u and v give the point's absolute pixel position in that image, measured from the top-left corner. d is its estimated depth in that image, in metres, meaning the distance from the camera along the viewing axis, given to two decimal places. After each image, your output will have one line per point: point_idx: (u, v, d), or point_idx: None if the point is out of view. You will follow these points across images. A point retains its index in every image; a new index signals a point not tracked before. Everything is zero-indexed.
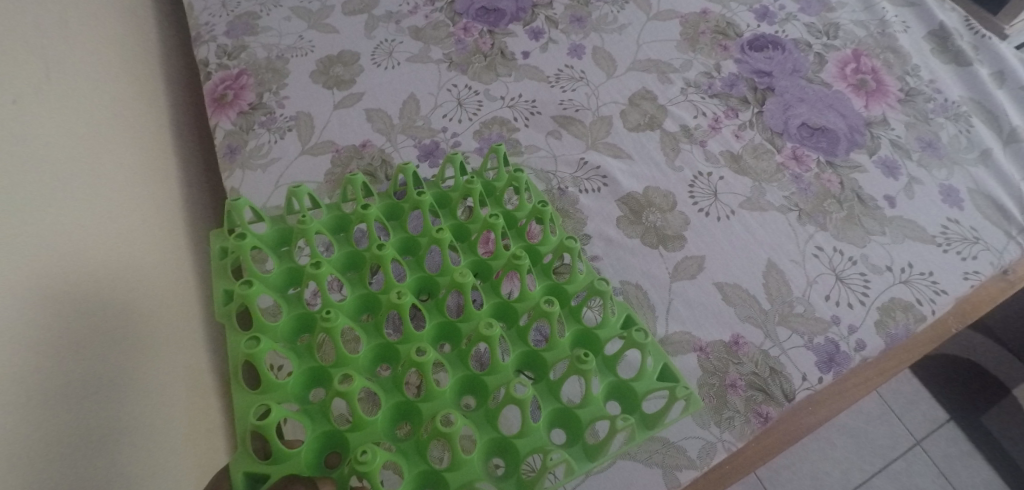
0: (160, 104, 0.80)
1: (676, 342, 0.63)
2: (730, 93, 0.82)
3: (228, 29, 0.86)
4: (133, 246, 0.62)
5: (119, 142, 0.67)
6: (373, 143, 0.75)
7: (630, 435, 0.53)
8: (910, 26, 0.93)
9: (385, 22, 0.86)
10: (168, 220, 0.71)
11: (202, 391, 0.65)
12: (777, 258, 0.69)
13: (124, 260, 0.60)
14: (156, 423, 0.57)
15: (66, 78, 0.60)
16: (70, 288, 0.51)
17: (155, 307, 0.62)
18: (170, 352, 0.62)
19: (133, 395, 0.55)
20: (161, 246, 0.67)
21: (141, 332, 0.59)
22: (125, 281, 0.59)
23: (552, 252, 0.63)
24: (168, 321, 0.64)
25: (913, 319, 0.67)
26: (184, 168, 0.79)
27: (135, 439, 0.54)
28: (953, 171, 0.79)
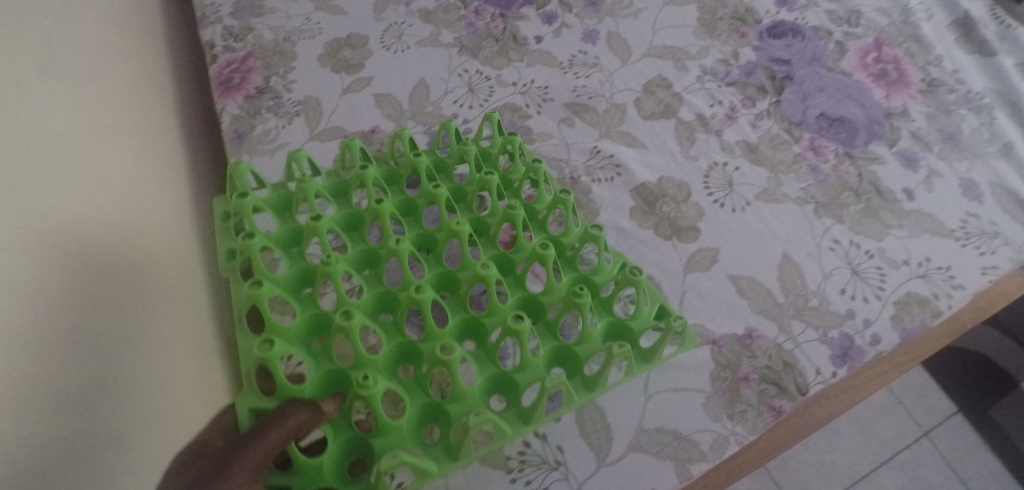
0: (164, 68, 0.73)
1: (688, 333, 0.61)
2: (747, 81, 0.81)
3: (234, 10, 0.84)
4: (146, 217, 0.56)
5: (128, 102, 0.60)
6: (382, 129, 0.74)
7: (630, 369, 0.55)
8: (934, 15, 0.90)
9: (395, 4, 0.85)
10: (178, 194, 0.65)
11: (202, 357, 0.58)
12: (792, 251, 0.67)
13: (137, 227, 0.54)
14: (164, 373, 0.51)
15: (75, 19, 0.54)
16: (89, 251, 0.46)
17: (169, 277, 0.56)
18: (179, 305, 0.57)
19: (143, 334, 0.50)
20: (167, 194, 0.63)
21: (155, 307, 0.53)
22: (140, 230, 0.55)
23: (547, 209, 0.63)
24: (175, 271, 0.59)
25: (930, 314, 0.65)
26: (190, 141, 0.73)
27: (143, 384, 0.48)
28: (975, 164, 0.77)
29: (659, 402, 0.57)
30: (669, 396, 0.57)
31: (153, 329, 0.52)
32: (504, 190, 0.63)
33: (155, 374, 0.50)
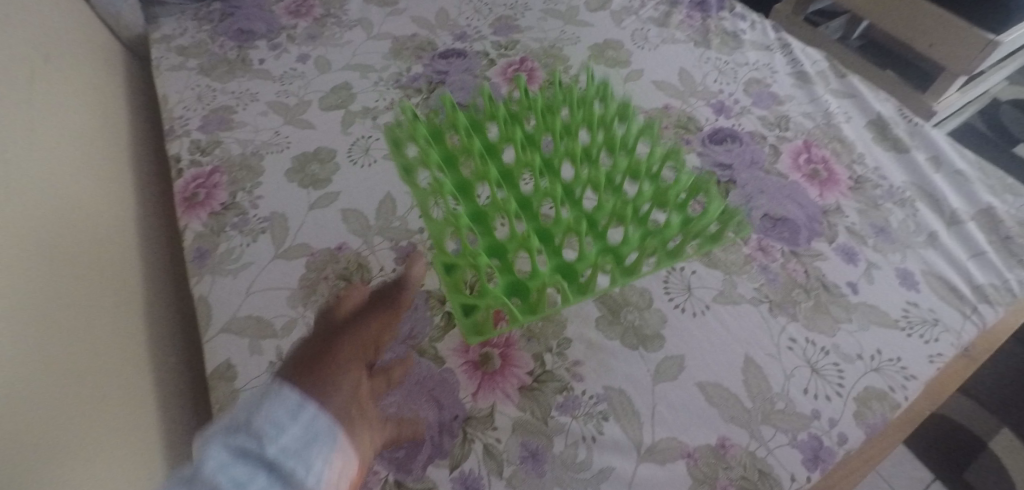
0: (125, 186, 0.81)
1: (664, 449, 0.63)
2: (695, 187, 0.83)
3: (203, 123, 0.86)
4: (91, 323, 0.63)
5: (83, 217, 0.69)
6: (349, 246, 0.74)
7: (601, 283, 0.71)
8: (851, 116, 0.92)
9: (362, 117, 0.87)
10: (127, 301, 0.71)
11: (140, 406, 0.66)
12: (753, 353, 0.70)
13: (80, 332, 0.61)
14: (104, 420, 0.59)
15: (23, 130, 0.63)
16: (23, 339, 0.52)
17: (108, 339, 0.65)
18: (122, 358, 0.66)
19: (86, 386, 0.59)
20: (115, 266, 0.72)
21: (91, 398, 0.59)
22: (87, 298, 0.64)
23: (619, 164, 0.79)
24: (120, 328, 0.68)
25: (889, 408, 0.68)
26: (147, 254, 0.80)
27: (83, 428, 0.57)
28: (907, 254, 0.79)
29: None
30: None
31: (84, 417, 0.57)
32: (600, 169, 0.77)
33: (89, 463, 0.56)
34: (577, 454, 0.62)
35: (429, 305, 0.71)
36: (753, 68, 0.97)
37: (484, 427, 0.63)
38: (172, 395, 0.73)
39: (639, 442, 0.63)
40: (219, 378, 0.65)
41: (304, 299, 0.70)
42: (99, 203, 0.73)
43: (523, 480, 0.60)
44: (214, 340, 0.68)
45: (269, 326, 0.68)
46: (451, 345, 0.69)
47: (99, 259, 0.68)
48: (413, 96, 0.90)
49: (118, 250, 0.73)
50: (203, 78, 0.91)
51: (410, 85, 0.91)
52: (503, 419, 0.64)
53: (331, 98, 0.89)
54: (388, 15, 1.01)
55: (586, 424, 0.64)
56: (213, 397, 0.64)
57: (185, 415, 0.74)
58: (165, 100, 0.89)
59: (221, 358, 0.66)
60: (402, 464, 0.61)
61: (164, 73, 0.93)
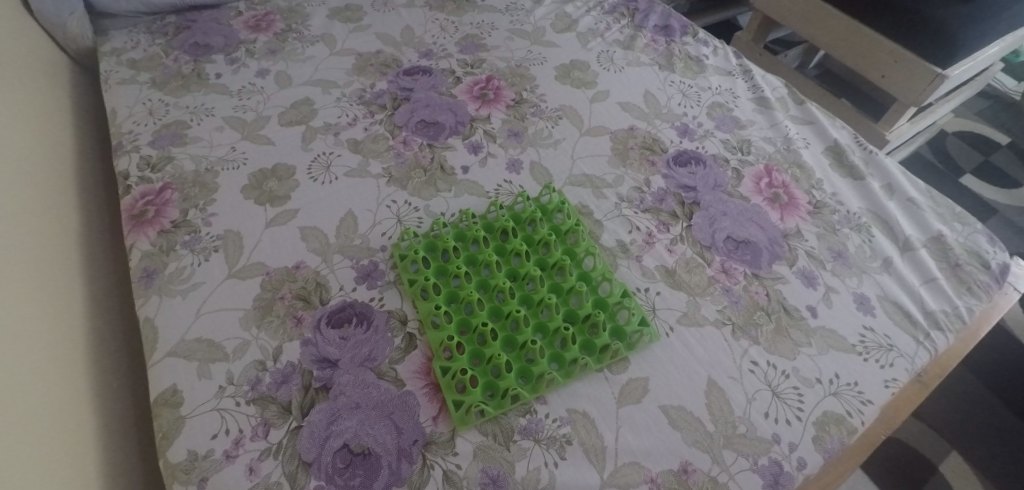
0: (68, 212, 0.77)
1: (627, 474, 0.62)
2: (660, 207, 0.83)
3: (154, 139, 0.83)
4: (17, 362, 0.58)
5: (13, 245, 0.64)
6: (307, 265, 0.72)
7: (570, 374, 0.67)
8: (810, 143, 0.94)
9: (324, 133, 0.85)
10: (61, 338, 0.66)
11: (77, 439, 0.62)
12: (716, 376, 0.70)
13: (12, 357, 0.58)
14: (36, 454, 0.56)
15: None
16: None
17: (45, 367, 0.61)
18: (59, 393, 0.62)
19: (19, 418, 0.55)
20: (59, 295, 0.68)
21: (15, 445, 0.54)
22: (24, 325, 0.61)
23: (588, 256, 0.76)
24: (60, 362, 0.64)
25: (846, 432, 0.69)
26: (88, 284, 0.75)
27: (18, 462, 0.53)
28: (864, 279, 0.80)
29: None
30: None
31: (9, 463, 0.52)
32: (577, 244, 0.76)
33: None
34: (540, 479, 0.61)
35: (390, 326, 0.68)
36: (715, 92, 0.98)
37: (444, 453, 0.61)
38: (110, 435, 0.68)
39: (601, 467, 0.62)
40: (163, 403, 0.62)
41: (259, 320, 0.67)
42: (34, 229, 0.68)
43: None
44: (160, 362, 0.64)
45: (220, 348, 0.65)
46: (413, 366, 0.66)
47: (30, 292, 0.63)
48: (377, 113, 0.88)
49: (54, 282, 0.68)
50: (156, 92, 0.88)
51: (373, 102, 0.90)
52: (465, 444, 0.62)
53: (291, 114, 0.87)
54: (351, 31, 0.99)
55: (549, 450, 0.62)
56: (156, 424, 0.61)
57: (127, 454, 0.70)
58: (113, 115, 0.86)
59: (167, 383, 0.63)
60: None
61: (114, 88, 0.88)
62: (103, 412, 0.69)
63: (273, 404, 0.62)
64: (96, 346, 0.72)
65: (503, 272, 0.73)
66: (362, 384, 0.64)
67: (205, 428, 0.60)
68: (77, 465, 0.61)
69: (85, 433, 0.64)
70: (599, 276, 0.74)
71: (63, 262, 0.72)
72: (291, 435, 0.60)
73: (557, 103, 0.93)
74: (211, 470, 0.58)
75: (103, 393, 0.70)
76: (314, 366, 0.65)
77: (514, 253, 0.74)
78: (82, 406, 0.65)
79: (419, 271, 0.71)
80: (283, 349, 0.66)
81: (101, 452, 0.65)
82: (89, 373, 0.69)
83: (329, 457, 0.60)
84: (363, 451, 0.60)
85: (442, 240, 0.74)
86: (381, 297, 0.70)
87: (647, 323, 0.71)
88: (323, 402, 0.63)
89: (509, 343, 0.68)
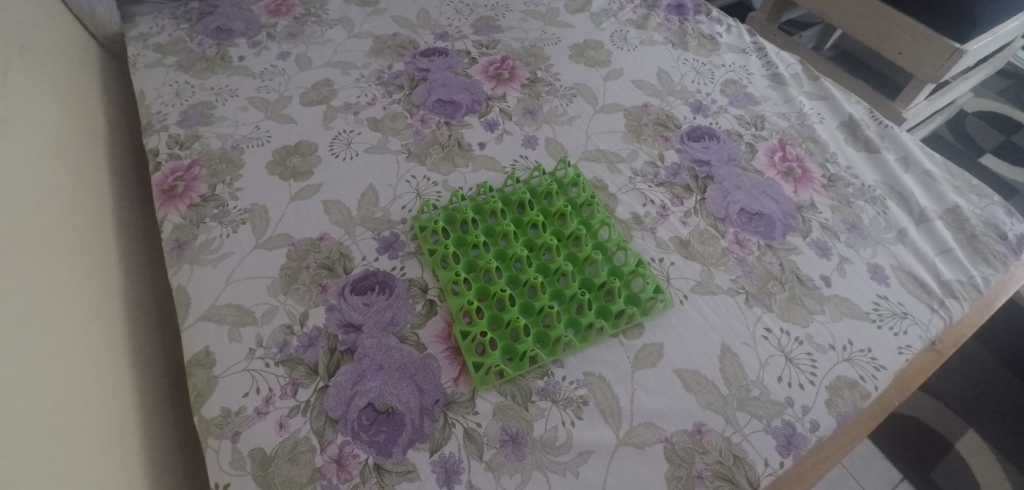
0: (101, 195, 0.79)
1: (642, 433, 0.64)
2: (674, 181, 0.84)
3: (181, 119, 0.85)
4: (59, 334, 0.60)
5: (52, 223, 0.66)
6: (330, 236, 0.75)
7: (586, 339, 0.69)
8: (825, 117, 0.94)
9: (343, 112, 0.87)
10: (98, 315, 0.68)
11: (121, 399, 0.66)
12: (730, 341, 0.71)
13: (63, 325, 0.61)
14: (87, 413, 0.60)
15: (19, 133, 0.66)
16: (15, 336, 0.54)
17: (90, 332, 0.65)
18: (103, 357, 0.66)
19: (71, 380, 0.59)
20: (100, 268, 0.72)
21: (58, 413, 0.56)
22: (72, 294, 0.65)
23: (603, 227, 0.77)
24: (103, 329, 0.68)
25: (859, 397, 0.69)
26: (122, 265, 0.77)
27: (71, 421, 0.57)
28: (878, 250, 0.80)
29: None
30: None
31: (51, 430, 0.54)
32: (592, 216, 0.78)
33: (83, 451, 0.57)
34: (557, 437, 0.63)
35: (411, 293, 0.71)
36: (729, 69, 0.99)
37: (465, 412, 0.64)
38: (147, 408, 0.71)
39: (616, 427, 0.64)
40: (197, 364, 0.66)
41: (285, 288, 0.70)
42: (77, 209, 0.72)
43: (502, 464, 0.61)
44: (193, 326, 0.68)
45: (249, 313, 0.69)
46: (434, 331, 0.69)
47: (68, 269, 0.66)
48: (395, 93, 0.90)
49: (90, 261, 0.71)
50: (181, 74, 0.91)
51: (391, 82, 0.91)
52: (484, 404, 0.64)
53: (312, 94, 0.89)
54: (368, 14, 1.01)
55: (566, 410, 0.65)
56: (191, 383, 0.65)
57: (163, 422, 0.73)
58: (142, 96, 0.88)
59: (200, 345, 0.67)
60: (382, 448, 0.61)
61: (142, 70, 0.91)
62: (141, 385, 0.71)
63: (301, 365, 0.65)
64: (131, 321, 0.75)
65: (519, 243, 0.75)
66: (385, 347, 0.67)
67: (237, 386, 0.64)
68: (116, 434, 0.64)
69: (124, 405, 0.67)
70: (615, 245, 0.76)
71: (97, 243, 0.74)
72: (318, 394, 0.64)
73: (572, 81, 0.94)
74: (243, 425, 0.62)
75: (139, 365, 0.73)
76: (339, 330, 0.68)
77: (531, 224, 0.76)
78: (122, 380, 0.68)
79: (439, 241, 0.74)
80: (309, 314, 0.69)
81: (139, 422, 0.68)
82: (127, 349, 0.72)
83: (355, 414, 0.63)
84: (387, 409, 0.63)
85: (460, 212, 0.76)
86: (402, 267, 0.73)
87: (662, 292, 0.73)
88: (348, 364, 0.66)
89: (525, 309, 0.70)
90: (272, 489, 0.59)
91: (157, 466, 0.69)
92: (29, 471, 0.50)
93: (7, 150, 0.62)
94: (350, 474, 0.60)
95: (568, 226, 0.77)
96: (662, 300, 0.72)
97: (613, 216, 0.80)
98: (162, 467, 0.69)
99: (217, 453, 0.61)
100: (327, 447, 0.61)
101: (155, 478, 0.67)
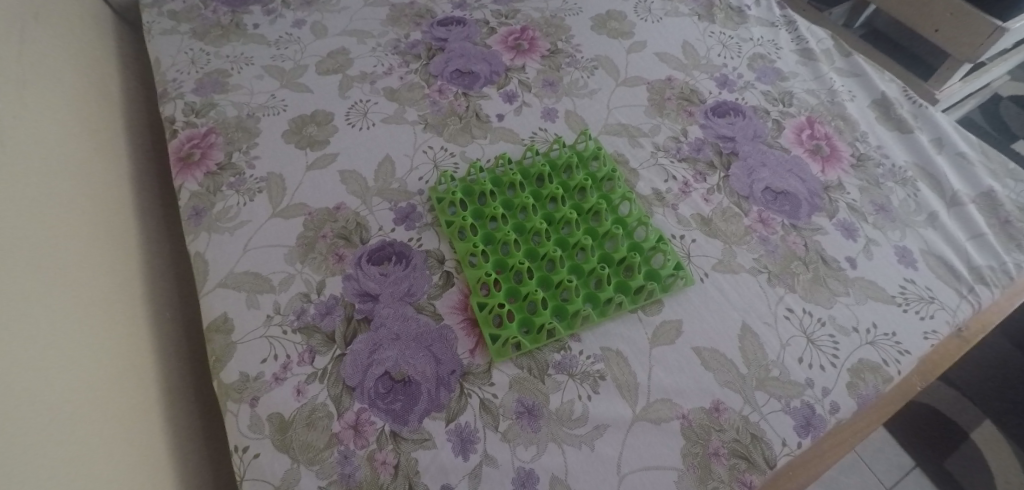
0: (119, 164, 0.79)
1: (659, 409, 0.64)
2: (697, 157, 0.83)
3: (197, 86, 0.85)
4: (78, 302, 0.60)
5: (70, 191, 0.66)
6: (347, 206, 0.74)
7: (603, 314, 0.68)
8: (856, 95, 0.91)
9: (360, 82, 0.86)
10: (117, 283, 0.68)
11: (140, 363, 0.67)
12: (750, 320, 0.70)
13: (83, 288, 0.62)
14: (109, 375, 0.60)
15: (38, 97, 0.66)
16: (36, 297, 0.55)
17: (110, 297, 0.66)
18: (123, 321, 0.67)
19: (93, 341, 0.60)
20: (119, 234, 0.73)
21: (78, 380, 0.56)
22: (92, 258, 0.65)
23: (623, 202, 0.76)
24: (122, 293, 0.69)
25: (882, 380, 0.68)
26: (140, 234, 0.77)
27: (93, 382, 0.58)
28: (907, 232, 0.78)
29: (632, 483, 0.60)
30: (641, 476, 0.60)
31: (72, 396, 0.54)
32: (613, 191, 0.77)
33: (105, 412, 0.58)
34: (573, 411, 0.63)
35: (428, 264, 0.71)
36: (756, 43, 0.96)
37: (481, 383, 0.64)
38: (167, 374, 0.71)
39: (633, 402, 0.64)
40: (215, 330, 0.66)
41: (302, 257, 0.70)
42: (96, 175, 0.72)
43: (518, 435, 0.61)
44: (211, 293, 0.68)
45: (267, 281, 0.69)
46: (451, 302, 0.68)
47: (85, 237, 0.65)
48: (412, 63, 0.89)
49: (108, 230, 0.71)
50: (197, 42, 0.90)
51: (408, 52, 0.90)
52: (501, 376, 0.64)
53: (328, 63, 0.88)
54: None
55: (582, 384, 0.64)
56: (209, 348, 0.65)
57: (183, 389, 0.74)
58: (157, 64, 0.88)
59: (218, 311, 0.67)
60: (398, 416, 0.61)
61: (157, 38, 0.90)
62: (161, 352, 0.72)
63: (318, 333, 0.65)
64: (150, 287, 0.75)
65: (538, 216, 0.74)
66: (402, 317, 0.67)
67: (255, 352, 0.64)
68: (138, 401, 0.64)
69: (145, 372, 0.67)
70: (635, 221, 0.74)
71: (115, 211, 0.74)
72: (335, 361, 0.64)
73: (593, 53, 0.92)
74: (261, 390, 0.62)
75: (159, 331, 0.73)
76: (356, 300, 0.68)
77: (550, 198, 0.75)
78: (142, 348, 0.68)
79: (456, 213, 0.73)
80: (326, 283, 0.69)
81: (160, 389, 0.69)
82: (147, 317, 0.72)
83: (372, 383, 0.63)
84: (403, 379, 0.63)
85: (478, 184, 0.75)
86: (419, 238, 0.72)
87: (684, 270, 0.72)
88: (364, 332, 0.66)
89: (543, 283, 0.69)
90: (290, 453, 0.60)
91: (177, 430, 0.69)
92: (48, 438, 0.50)
93: (22, 116, 0.62)
94: (366, 441, 0.60)
95: (588, 201, 0.76)
96: (682, 277, 0.71)
97: (633, 191, 0.79)
98: (183, 432, 0.70)
99: (236, 417, 0.61)
100: (344, 414, 0.61)
101: (176, 444, 0.68)
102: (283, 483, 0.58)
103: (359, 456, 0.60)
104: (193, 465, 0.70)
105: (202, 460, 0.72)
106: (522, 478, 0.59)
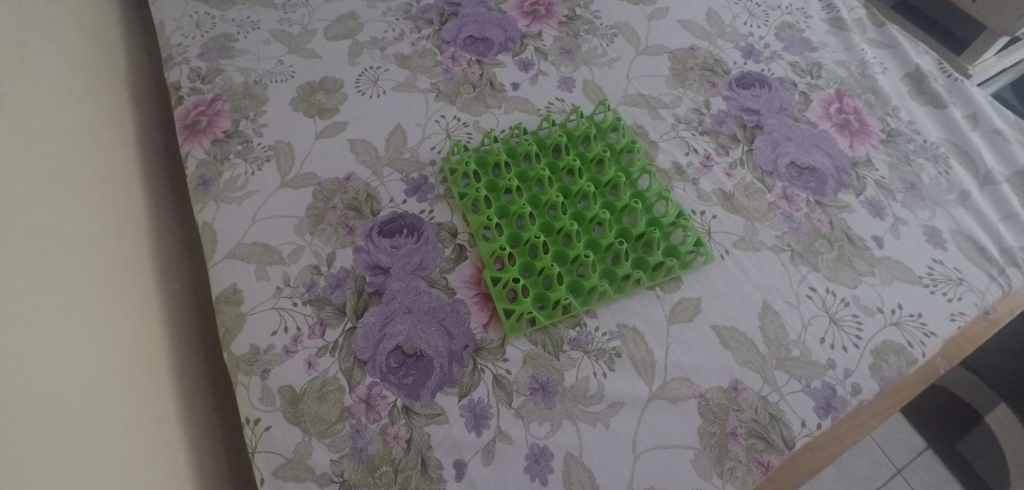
0: (125, 134, 0.77)
1: (675, 387, 0.62)
2: (720, 130, 0.79)
3: (203, 51, 0.82)
4: (82, 285, 0.58)
5: (72, 167, 0.64)
6: (357, 177, 0.72)
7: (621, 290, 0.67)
8: (888, 68, 0.87)
9: (370, 48, 0.83)
10: (127, 259, 0.67)
11: (152, 337, 0.66)
12: (771, 299, 0.67)
13: (93, 261, 0.61)
14: (120, 350, 0.60)
15: (41, 66, 0.64)
16: (48, 271, 0.54)
17: (119, 271, 0.65)
18: (134, 295, 0.66)
19: (103, 315, 0.59)
20: (128, 206, 0.72)
21: (86, 367, 0.54)
22: (101, 232, 0.64)
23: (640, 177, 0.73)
24: (132, 266, 0.68)
25: (905, 363, 0.66)
26: (148, 206, 0.76)
27: (105, 357, 0.57)
28: (936, 212, 0.75)
29: (647, 462, 0.59)
30: (657, 455, 0.59)
31: (77, 385, 0.53)
32: (633, 164, 0.74)
33: (116, 387, 0.57)
34: (588, 388, 0.61)
35: (440, 237, 0.69)
36: (786, 11, 0.91)
37: (493, 359, 0.62)
38: (179, 346, 0.71)
39: (650, 381, 0.62)
40: (225, 300, 0.65)
41: (312, 228, 0.69)
42: (103, 147, 0.71)
43: (531, 412, 0.60)
44: (221, 263, 0.67)
45: (276, 252, 0.67)
46: (463, 276, 0.67)
47: (91, 216, 0.63)
48: (424, 29, 0.85)
49: (117, 206, 0.69)
50: (202, 5, 0.87)
51: (420, 17, 0.86)
52: (514, 351, 0.63)
53: (337, 28, 0.84)
54: None
55: (598, 361, 0.63)
56: (220, 319, 0.64)
57: (194, 360, 0.73)
58: (161, 27, 0.85)
59: (227, 282, 0.66)
60: (410, 390, 0.60)
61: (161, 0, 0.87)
62: (173, 331, 0.71)
63: (328, 306, 0.64)
64: (159, 258, 0.74)
65: (555, 188, 0.71)
66: (414, 290, 0.65)
67: (266, 324, 0.63)
68: (149, 384, 0.63)
69: (156, 357, 0.66)
70: (654, 195, 0.72)
71: (123, 185, 0.72)
72: (346, 335, 0.63)
73: (612, 20, 0.88)
74: (272, 362, 0.61)
75: (169, 302, 0.73)
76: (367, 272, 0.66)
77: (567, 170, 0.73)
78: (153, 322, 0.68)
79: (469, 186, 0.71)
80: (336, 255, 0.67)
81: (171, 361, 0.68)
82: (158, 290, 0.71)
83: (383, 357, 0.62)
84: (415, 353, 0.62)
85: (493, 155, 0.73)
86: (431, 210, 0.71)
87: (706, 247, 0.69)
88: (375, 305, 0.64)
89: (558, 260, 0.67)
90: (301, 425, 0.59)
91: (189, 402, 0.69)
92: (62, 421, 0.50)
93: (26, 91, 0.60)
94: (379, 415, 0.59)
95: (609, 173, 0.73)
96: (701, 254, 0.69)
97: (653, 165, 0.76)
98: (194, 404, 0.70)
99: (246, 389, 0.60)
100: (355, 387, 0.60)
101: (189, 420, 0.68)
102: (295, 456, 0.58)
103: (371, 430, 0.59)
104: (205, 450, 0.69)
105: (215, 432, 0.72)
106: (535, 455, 0.58)
